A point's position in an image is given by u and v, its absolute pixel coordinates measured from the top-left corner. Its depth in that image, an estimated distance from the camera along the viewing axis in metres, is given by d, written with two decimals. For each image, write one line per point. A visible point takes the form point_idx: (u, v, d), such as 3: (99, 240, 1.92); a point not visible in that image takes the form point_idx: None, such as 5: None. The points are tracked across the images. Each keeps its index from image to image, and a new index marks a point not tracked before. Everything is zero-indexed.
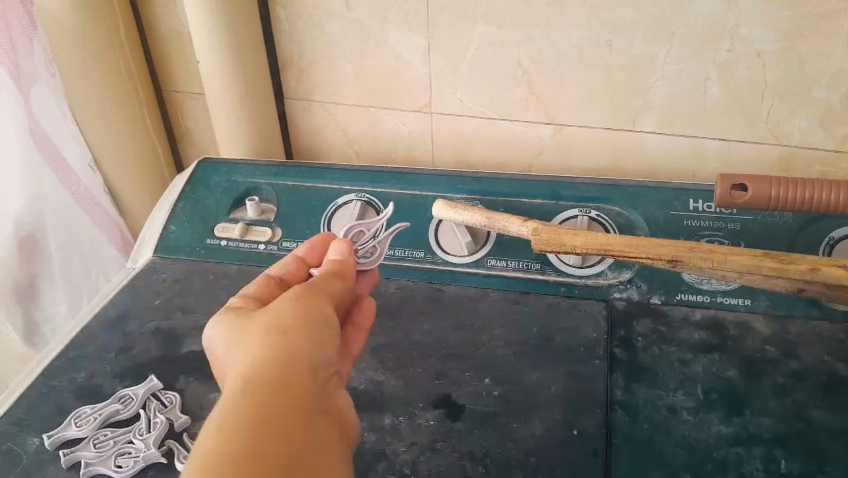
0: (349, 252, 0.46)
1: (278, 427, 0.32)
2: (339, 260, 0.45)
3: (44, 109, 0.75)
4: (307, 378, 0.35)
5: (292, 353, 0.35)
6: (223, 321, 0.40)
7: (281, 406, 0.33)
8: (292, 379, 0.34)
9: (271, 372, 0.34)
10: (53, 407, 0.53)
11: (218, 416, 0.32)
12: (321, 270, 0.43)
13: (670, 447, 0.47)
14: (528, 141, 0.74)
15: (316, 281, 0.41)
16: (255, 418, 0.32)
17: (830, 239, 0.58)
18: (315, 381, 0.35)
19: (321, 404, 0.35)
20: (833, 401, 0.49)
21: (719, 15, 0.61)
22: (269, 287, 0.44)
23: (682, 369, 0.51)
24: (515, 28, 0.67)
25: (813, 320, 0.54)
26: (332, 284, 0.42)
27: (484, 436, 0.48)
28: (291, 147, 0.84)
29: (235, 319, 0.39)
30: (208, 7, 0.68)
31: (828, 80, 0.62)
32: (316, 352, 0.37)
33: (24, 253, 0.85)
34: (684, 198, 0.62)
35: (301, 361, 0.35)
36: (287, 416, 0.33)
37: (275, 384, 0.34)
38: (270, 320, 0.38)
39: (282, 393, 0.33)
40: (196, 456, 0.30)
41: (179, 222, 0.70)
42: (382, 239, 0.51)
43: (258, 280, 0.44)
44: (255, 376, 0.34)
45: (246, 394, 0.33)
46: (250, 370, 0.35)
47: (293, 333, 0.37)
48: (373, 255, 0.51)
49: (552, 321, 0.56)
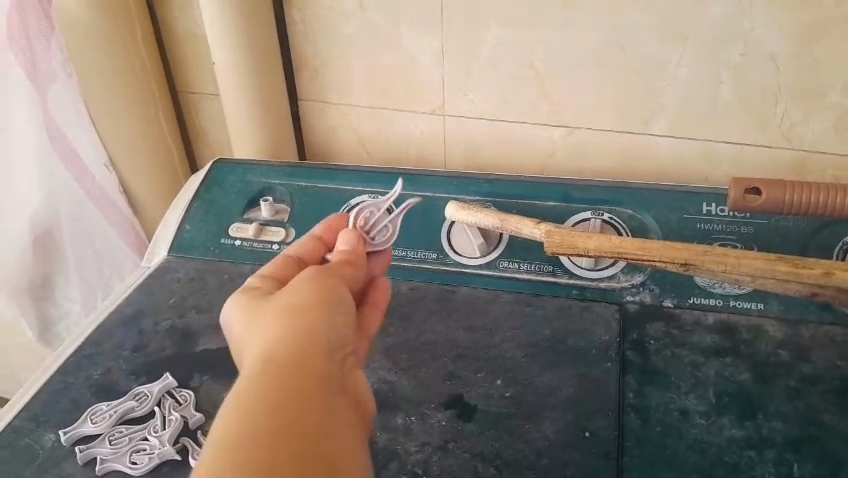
0: (357, 241, 0.48)
1: (296, 406, 0.33)
2: (350, 249, 0.47)
3: (61, 109, 0.77)
4: (321, 358, 0.36)
5: (305, 335, 0.37)
6: (239, 306, 0.41)
7: (297, 385, 0.34)
8: (306, 359, 0.36)
9: (286, 355, 0.35)
10: (69, 404, 0.54)
11: (236, 396, 0.33)
12: (333, 259, 0.45)
13: (682, 450, 0.47)
14: (540, 142, 0.74)
15: (331, 266, 0.44)
16: (272, 397, 0.33)
17: (844, 243, 0.57)
18: (330, 362, 0.37)
19: (337, 383, 0.36)
20: (844, 405, 0.49)
21: (733, 18, 0.61)
22: (287, 267, 0.45)
23: (693, 373, 0.51)
24: (528, 30, 0.67)
25: (825, 325, 0.54)
26: (344, 270, 0.44)
27: (495, 437, 0.48)
28: (304, 147, 0.84)
29: (249, 306, 0.40)
30: (225, 9, 0.68)
31: (842, 84, 0.62)
32: (329, 333, 0.38)
33: (37, 251, 0.87)
34: (697, 202, 0.62)
35: (314, 343, 0.37)
36: (303, 394, 0.34)
37: (290, 364, 0.35)
38: (283, 305, 0.39)
39: (297, 373, 0.35)
40: (216, 439, 0.31)
41: (194, 221, 0.70)
42: (394, 219, 0.53)
43: (276, 260, 0.45)
44: (271, 359, 0.35)
45: (262, 375, 0.34)
46: (265, 352, 0.36)
47: (306, 317, 0.38)
48: (386, 235, 0.52)
49: (564, 323, 0.56)
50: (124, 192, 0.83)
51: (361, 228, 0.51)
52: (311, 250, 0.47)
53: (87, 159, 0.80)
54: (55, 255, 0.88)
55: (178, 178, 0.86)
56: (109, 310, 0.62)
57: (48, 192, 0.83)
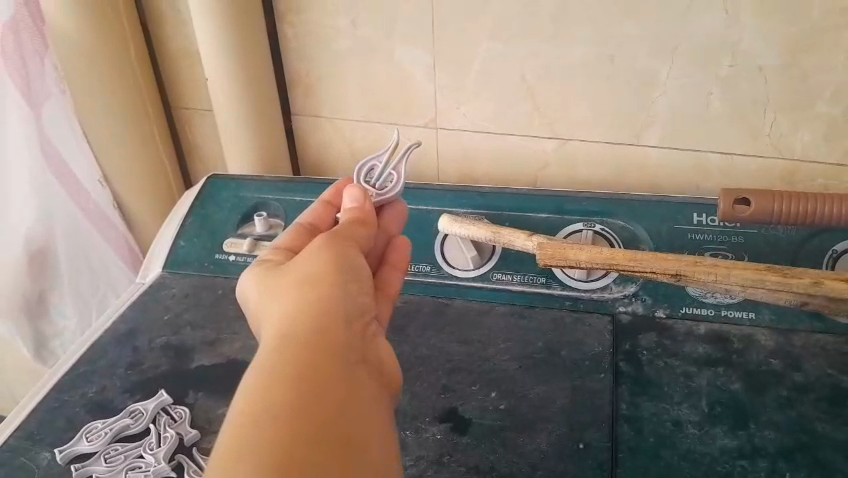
0: (363, 196, 0.48)
1: (313, 381, 0.33)
2: (357, 207, 0.47)
3: (55, 129, 0.77)
4: (338, 331, 0.37)
5: (322, 307, 0.38)
6: (257, 279, 0.42)
7: (314, 360, 0.34)
8: (323, 333, 0.36)
9: (304, 329, 0.36)
10: (65, 422, 0.54)
11: (255, 375, 0.34)
12: (343, 219, 0.46)
13: (675, 461, 0.47)
14: (532, 154, 0.75)
15: (339, 229, 0.44)
16: (290, 373, 0.33)
17: (834, 252, 0.58)
18: (347, 334, 0.37)
19: (354, 355, 0.37)
20: (836, 413, 0.49)
21: (722, 30, 0.62)
22: (301, 235, 0.48)
23: (686, 383, 0.52)
24: (519, 44, 0.68)
25: (817, 333, 0.55)
26: (356, 231, 0.45)
27: (490, 450, 0.48)
28: (297, 161, 0.85)
29: (269, 280, 0.41)
30: (220, 26, 0.69)
31: (831, 95, 0.62)
32: (345, 305, 0.39)
33: (33, 271, 0.86)
34: (688, 212, 0.62)
35: (330, 316, 0.37)
36: (320, 367, 0.34)
37: (308, 338, 0.36)
38: (299, 279, 0.40)
39: (314, 347, 0.35)
40: (235, 422, 0.32)
41: (188, 236, 0.70)
42: (397, 169, 0.55)
43: (290, 230, 0.48)
44: (289, 337, 0.36)
45: (280, 353, 0.35)
46: (283, 327, 0.37)
47: (321, 290, 0.39)
48: (392, 184, 0.54)
49: (558, 335, 0.56)
50: (117, 205, 0.83)
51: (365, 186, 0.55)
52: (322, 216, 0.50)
53: (81, 175, 0.80)
54: (50, 273, 0.88)
55: (172, 194, 0.86)
56: (103, 327, 0.62)
57: (42, 209, 0.82)
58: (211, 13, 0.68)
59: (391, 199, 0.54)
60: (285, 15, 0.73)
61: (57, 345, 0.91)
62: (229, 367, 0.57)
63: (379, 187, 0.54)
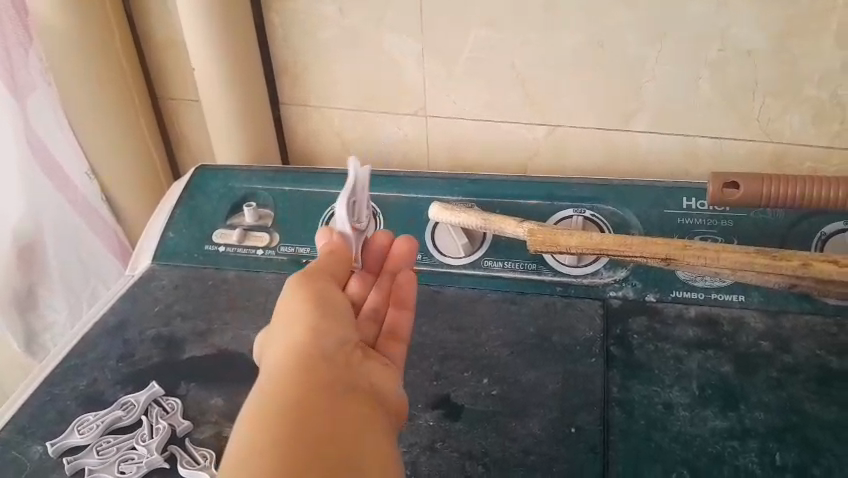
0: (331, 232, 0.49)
1: (298, 418, 0.34)
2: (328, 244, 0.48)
3: (39, 117, 0.76)
4: (322, 366, 0.37)
5: (305, 345, 0.38)
6: None
7: (299, 397, 0.35)
8: (305, 370, 0.37)
9: (287, 368, 0.37)
10: (56, 414, 0.54)
11: (245, 419, 0.35)
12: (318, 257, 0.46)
13: (666, 443, 0.47)
14: (523, 141, 0.75)
15: (319, 266, 0.44)
16: (275, 413, 0.34)
17: (822, 235, 0.58)
18: (332, 368, 0.38)
19: (341, 388, 0.37)
20: (825, 393, 0.50)
21: (710, 16, 0.62)
22: None
23: (677, 365, 0.52)
24: (508, 30, 0.67)
25: (806, 314, 0.55)
26: (331, 266, 0.45)
27: (483, 435, 0.48)
28: (287, 151, 0.84)
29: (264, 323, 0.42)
30: (207, 17, 0.69)
31: (819, 78, 0.62)
32: (329, 339, 0.39)
33: (20, 265, 0.85)
34: (678, 196, 0.62)
35: (313, 351, 0.38)
36: (304, 403, 0.35)
37: (292, 375, 0.36)
38: (281, 318, 0.40)
39: (297, 384, 0.36)
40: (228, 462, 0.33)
41: (177, 227, 0.70)
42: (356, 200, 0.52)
43: None
44: (275, 377, 0.36)
45: (267, 394, 0.36)
46: (270, 369, 0.38)
47: (304, 322, 0.39)
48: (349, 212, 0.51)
49: (549, 320, 0.56)
50: (105, 198, 0.83)
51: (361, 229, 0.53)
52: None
53: (67, 167, 0.80)
54: (39, 267, 0.87)
55: (161, 186, 0.86)
56: (92, 320, 0.62)
57: (30, 201, 0.81)
58: (197, 5, 0.68)
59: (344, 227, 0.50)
60: (272, 4, 0.72)
61: (45, 340, 0.90)
62: (220, 358, 0.57)
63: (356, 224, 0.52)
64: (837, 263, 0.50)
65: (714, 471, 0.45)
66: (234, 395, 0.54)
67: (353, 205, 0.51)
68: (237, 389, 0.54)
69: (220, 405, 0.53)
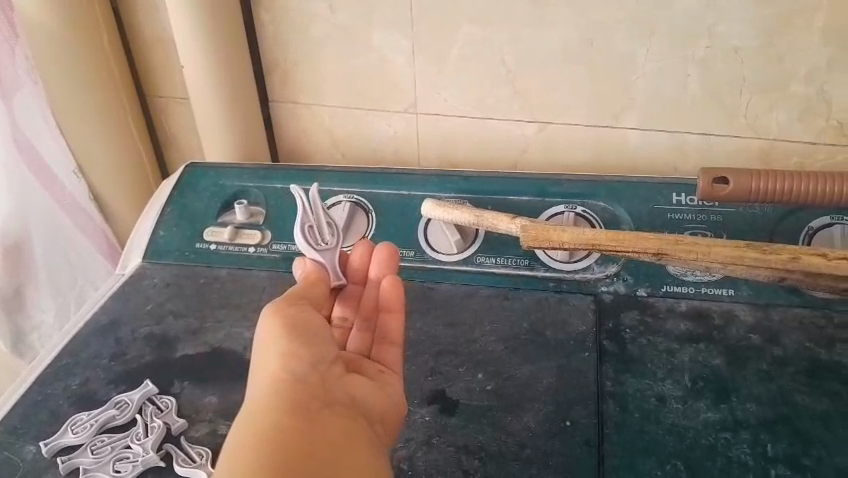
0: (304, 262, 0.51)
1: (282, 440, 0.35)
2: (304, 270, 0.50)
3: (27, 118, 0.76)
4: (299, 389, 0.38)
5: (282, 371, 0.39)
6: None
7: (279, 422, 0.36)
8: (285, 395, 0.37)
9: (268, 395, 0.37)
10: (48, 415, 0.53)
11: (230, 446, 0.35)
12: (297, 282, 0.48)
13: (660, 435, 0.48)
14: (513, 140, 0.75)
15: (295, 289, 0.46)
16: (259, 438, 0.35)
17: (809, 229, 0.59)
18: (309, 390, 0.38)
19: (320, 407, 0.38)
20: (815, 384, 0.51)
21: (699, 13, 0.62)
22: None
23: (669, 359, 0.53)
24: (499, 28, 0.68)
25: (794, 307, 0.56)
26: (307, 289, 0.46)
27: (478, 430, 0.49)
28: (276, 149, 0.84)
29: None
30: (197, 14, 0.68)
31: (806, 74, 0.63)
32: (306, 363, 0.40)
33: (8, 262, 0.84)
34: (668, 193, 0.63)
35: (289, 376, 0.38)
36: (288, 427, 0.36)
37: (273, 402, 0.37)
38: (258, 347, 0.41)
39: (277, 409, 0.37)
40: None
41: (168, 226, 0.70)
42: (315, 224, 0.53)
43: None
44: (255, 405, 0.37)
45: (248, 423, 0.36)
46: (250, 399, 0.38)
47: (279, 349, 0.40)
48: (308, 236, 0.53)
49: (542, 316, 0.57)
50: (94, 199, 0.82)
51: (333, 246, 0.53)
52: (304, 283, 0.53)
53: (56, 167, 0.79)
54: (25, 265, 0.86)
55: (149, 184, 0.85)
56: (83, 320, 0.62)
57: (16, 200, 0.81)
58: (186, 2, 0.68)
59: (307, 251, 0.52)
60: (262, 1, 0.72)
61: (31, 341, 0.89)
62: (213, 356, 0.57)
63: (321, 242, 0.53)
64: (826, 257, 0.50)
65: (707, 462, 0.46)
66: (228, 393, 0.54)
67: (309, 229, 0.53)
68: (230, 387, 0.54)
69: (213, 403, 0.53)
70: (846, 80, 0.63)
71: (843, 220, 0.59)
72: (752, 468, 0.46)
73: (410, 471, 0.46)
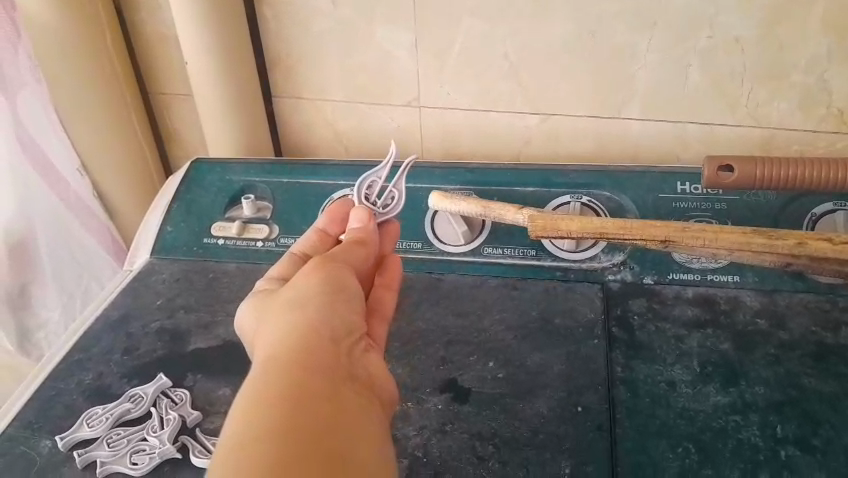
0: (368, 218, 0.48)
1: (299, 398, 0.32)
2: (360, 228, 0.47)
3: (34, 119, 0.77)
4: (323, 351, 0.36)
5: (307, 329, 0.37)
6: (254, 307, 0.41)
7: (299, 380, 0.33)
8: (304, 351, 0.35)
9: (290, 350, 0.35)
10: (63, 409, 0.54)
11: (243, 395, 0.33)
12: (345, 239, 0.46)
13: (671, 419, 0.48)
14: (516, 131, 0.76)
15: (337, 252, 0.44)
16: (277, 393, 0.32)
17: (813, 215, 0.60)
18: (337, 354, 0.36)
19: (343, 375, 0.36)
20: (822, 368, 0.51)
21: (700, 3, 0.63)
22: (293, 263, 0.45)
23: (677, 345, 0.53)
24: (501, 21, 0.68)
25: (798, 293, 0.57)
26: (352, 255, 0.44)
27: (491, 417, 0.49)
28: (280, 143, 0.85)
29: (265, 299, 0.41)
30: (199, 8, 0.68)
31: (806, 64, 0.64)
32: (332, 325, 0.38)
33: (13, 261, 0.85)
34: (673, 181, 0.63)
35: (314, 335, 0.36)
36: (308, 387, 0.33)
37: (295, 357, 0.35)
38: (285, 302, 0.39)
39: (300, 367, 0.34)
40: (226, 441, 0.31)
41: (175, 221, 0.70)
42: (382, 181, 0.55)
43: (284, 259, 0.46)
44: (275, 357, 0.35)
45: (266, 373, 0.34)
46: (268, 351, 0.36)
47: (306, 311, 0.38)
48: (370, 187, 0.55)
49: (550, 305, 0.58)
50: (97, 195, 0.82)
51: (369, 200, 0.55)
52: (338, 217, 0.50)
53: (60, 166, 0.79)
54: (30, 264, 0.86)
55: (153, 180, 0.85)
56: (93, 316, 0.62)
57: (19, 199, 0.82)
58: None
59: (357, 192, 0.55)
60: None
61: (38, 340, 0.87)
62: (224, 349, 0.57)
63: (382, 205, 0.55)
64: (832, 241, 0.51)
65: (719, 445, 0.47)
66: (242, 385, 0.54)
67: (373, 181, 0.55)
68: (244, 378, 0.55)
69: (227, 395, 0.54)
70: (846, 69, 0.63)
71: (845, 206, 0.60)
72: (762, 450, 0.46)
73: (424, 459, 0.47)
